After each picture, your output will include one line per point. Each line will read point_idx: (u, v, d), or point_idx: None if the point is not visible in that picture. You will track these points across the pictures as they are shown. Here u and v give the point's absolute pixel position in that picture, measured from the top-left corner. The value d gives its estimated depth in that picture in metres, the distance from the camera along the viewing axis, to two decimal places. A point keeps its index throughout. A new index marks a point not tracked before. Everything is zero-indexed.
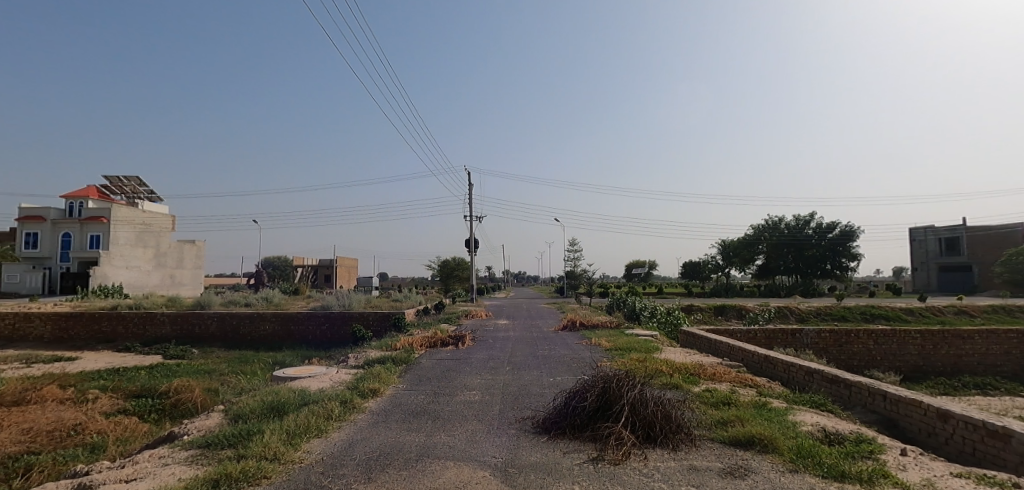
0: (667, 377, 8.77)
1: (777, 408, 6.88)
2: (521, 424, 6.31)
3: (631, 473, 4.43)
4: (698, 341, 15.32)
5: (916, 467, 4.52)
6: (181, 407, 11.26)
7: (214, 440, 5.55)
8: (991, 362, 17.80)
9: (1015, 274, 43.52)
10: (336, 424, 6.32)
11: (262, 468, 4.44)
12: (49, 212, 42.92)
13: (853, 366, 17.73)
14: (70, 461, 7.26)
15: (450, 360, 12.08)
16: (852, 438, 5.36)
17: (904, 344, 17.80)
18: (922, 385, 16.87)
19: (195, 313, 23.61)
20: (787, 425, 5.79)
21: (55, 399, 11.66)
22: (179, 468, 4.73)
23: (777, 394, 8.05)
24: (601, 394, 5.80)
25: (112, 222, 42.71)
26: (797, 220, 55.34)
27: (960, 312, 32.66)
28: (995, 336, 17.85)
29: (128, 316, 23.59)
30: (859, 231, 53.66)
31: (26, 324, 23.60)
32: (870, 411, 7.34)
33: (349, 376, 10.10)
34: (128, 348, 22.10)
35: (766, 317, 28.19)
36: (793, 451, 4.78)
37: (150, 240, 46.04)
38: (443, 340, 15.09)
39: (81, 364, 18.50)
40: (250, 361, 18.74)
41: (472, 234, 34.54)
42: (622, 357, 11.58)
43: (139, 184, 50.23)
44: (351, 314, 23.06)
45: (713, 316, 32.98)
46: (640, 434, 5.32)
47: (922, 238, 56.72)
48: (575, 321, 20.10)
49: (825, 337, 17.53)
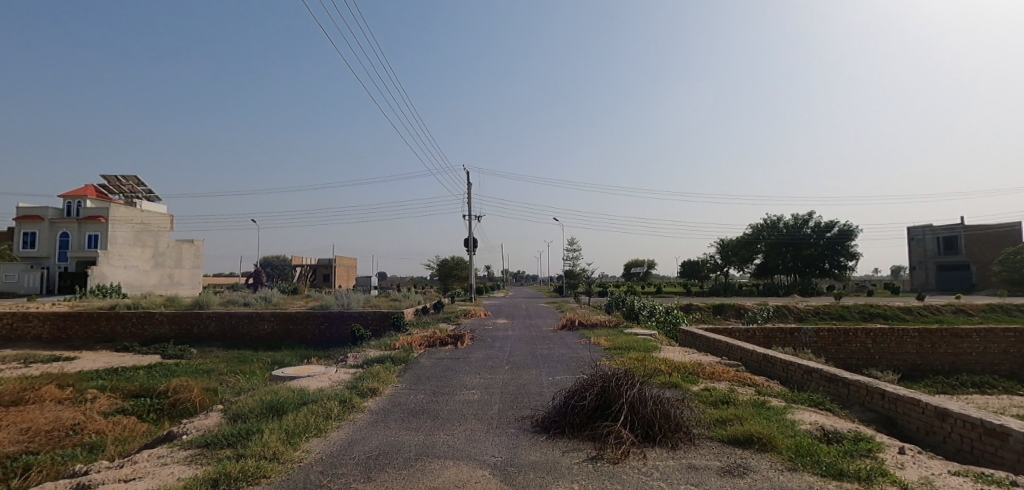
0: (666, 376, 8.79)
1: (776, 406, 6.90)
2: (521, 423, 6.32)
3: (630, 471, 4.44)
4: (697, 340, 15.33)
5: (914, 466, 4.53)
6: (180, 406, 11.26)
7: (213, 439, 5.55)
8: (989, 361, 17.86)
9: (1013, 273, 43.61)
10: (335, 423, 6.32)
11: (262, 468, 4.44)
12: (47, 212, 42.85)
13: (851, 365, 17.77)
14: (69, 461, 7.24)
15: (450, 359, 12.08)
16: (850, 437, 5.38)
17: (903, 342, 17.86)
18: (920, 384, 16.93)
19: (194, 313, 23.59)
20: (785, 423, 5.81)
21: (54, 398, 11.65)
22: (179, 468, 4.73)
23: (776, 393, 8.07)
24: (600, 393, 5.81)
25: (111, 222, 42.67)
26: (796, 219, 55.38)
27: (958, 310, 32.74)
28: (993, 334, 17.90)
29: (126, 316, 23.56)
30: (858, 229, 53.75)
31: (25, 324, 23.57)
32: (869, 410, 7.35)
33: (348, 375, 10.10)
34: (127, 348, 22.09)
35: (765, 316, 28.26)
36: (791, 450, 4.79)
37: (149, 239, 46.00)
38: (442, 339, 15.09)
39: (79, 364, 18.49)
40: (249, 361, 18.73)
41: (471, 234, 34.52)
42: (621, 356, 11.60)
43: (138, 184, 50.19)
44: (350, 314, 23.04)
45: (712, 315, 33.03)
46: (639, 433, 5.33)
47: (921, 237, 56.78)
48: (574, 320, 20.12)
49: (823, 336, 17.60)
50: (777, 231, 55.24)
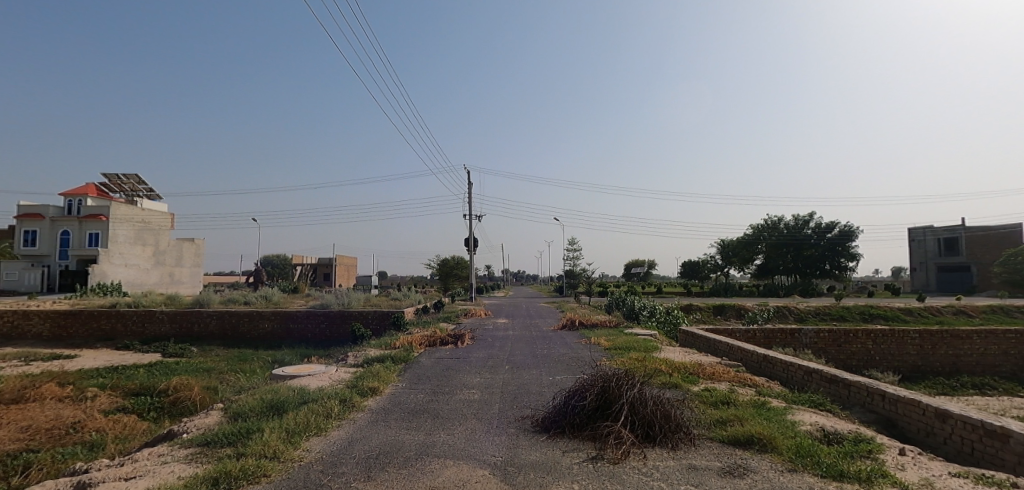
0: (666, 376, 8.79)
1: (777, 407, 6.89)
2: (521, 423, 6.31)
3: (630, 472, 4.43)
4: (698, 341, 15.29)
5: (914, 467, 4.53)
6: (180, 404, 11.27)
7: (213, 438, 5.54)
8: (989, 362, 17.85)
9: (1013, 274, 43.60)
10: (336, 422, 6.34)
11: (262, 466, 4.45)
12: (47, 210, 42.88)
13: (851, 366, 17.77)
14: (68, 459, 7.24)
15: (450, 359, 12.08)
16: (851, 438, 5.37)
17: (903, 344, 17.82)
18: (921, 385, 16.95)
19: (195, 312, 23.61)
20: (786, 424, 5.80)
21: (54, 396, 11.64)
22: (179, 466, 4.75)
23: (777, 393, 8.06)
24: (600, 393, 5.81)
25: (111, 220, 42.66)
26: (797, 219, 55.40)
27: (958, 312, 32.75)
28: (994, 336, 17.89)
29: (126, 314, 23.56)
30: (859, 230, 53.76)
31: (25, 321, 23.60)
32: (870, 411, 7.33)
33: (348, 374, 10.10)
34: (127, 346, 22.11)
35: (766, 316, 28.18)
36: (791, 451, 4.79)
37: (149, 238, 46.11)
38: (442, 338, 15.09)
39: (79, 362, 18.48)
40: (249, 359, 18.74)
41: (471, 233, 34.52)
42: (622, 356, 11.60)
43: (138, 182, 50.13)
44: (350, 313, 23.02)
45: (712, 315, 32.97)
46: (639, 433, 5.34)
47: (922, 238, 56.63)
48: (574, 320, 20.09)
49: (824, 336, 17.62)
50: (777, 232, 55.29)
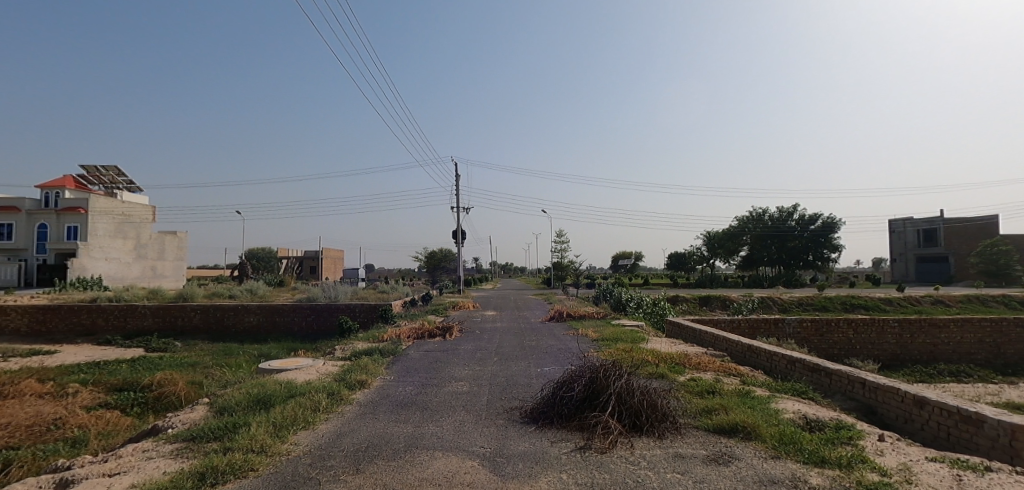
0: (654, 366, 8.89)
1: (760, 396, 7.02)
2: (510, 414, 6.36)
3: (618, 461, 4.49)
4: (684, 332, 15.36)
5: (892, 452, 4.65)
6: (164, 399, 11.11)
7: (199, 433, 5.50)
8: (964, 350, 18.34)
9: (989, 265, 44.63)
10: (324, 416, 6.30)
11: (249, 461, 4.42)
12: (24, 203, 41.91)
13: (834, 355, 18.04)
14: (50, 456, 7.14)
15: (438, 351, 12.03)
16: (832, 424, 5.51)
17: (883, 333, 18.14)
18: (899, 373, 17.37)
19: (178, 306, 23.24)
20: (769, 412, 5.93)
21: (35, 393, 11.41)
22: (164, 462, 4.70)
23: (761, 382, 8.21)
24: (588, 384, 5.86)
25: (91, 213, 41.75)
26: (780, 212, 56.14)
27: (936, 302, 33.53)
28: (970, 325, 18.38)
29: (108, 308, 23.12)
30: (841, 221, 54.62)
31: (2, 316, 23.15)
32: (850, 399, 7.50)
33: (336, 368, 10.02)
34: (108, 342, 21.70)
35: (750, 308, 28.37)
36: (774, 438, 4.89)
37: (130, 231, 45.24)
38: (430, 331, 15.03)
39: (59, 358, 18.16)
40: (235, 354, 18.56)
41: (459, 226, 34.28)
42: (610, 347, 11.67)
43: (118, 174, 49.16)
44: (337, 306, 22.81)
45: (698, 306, 33.44)
46: (627, 423, 5.40)
47: (901, 230, 57.74)
48: (562, 311, 20.22)
49: (807, 326, 17.95)
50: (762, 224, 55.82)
